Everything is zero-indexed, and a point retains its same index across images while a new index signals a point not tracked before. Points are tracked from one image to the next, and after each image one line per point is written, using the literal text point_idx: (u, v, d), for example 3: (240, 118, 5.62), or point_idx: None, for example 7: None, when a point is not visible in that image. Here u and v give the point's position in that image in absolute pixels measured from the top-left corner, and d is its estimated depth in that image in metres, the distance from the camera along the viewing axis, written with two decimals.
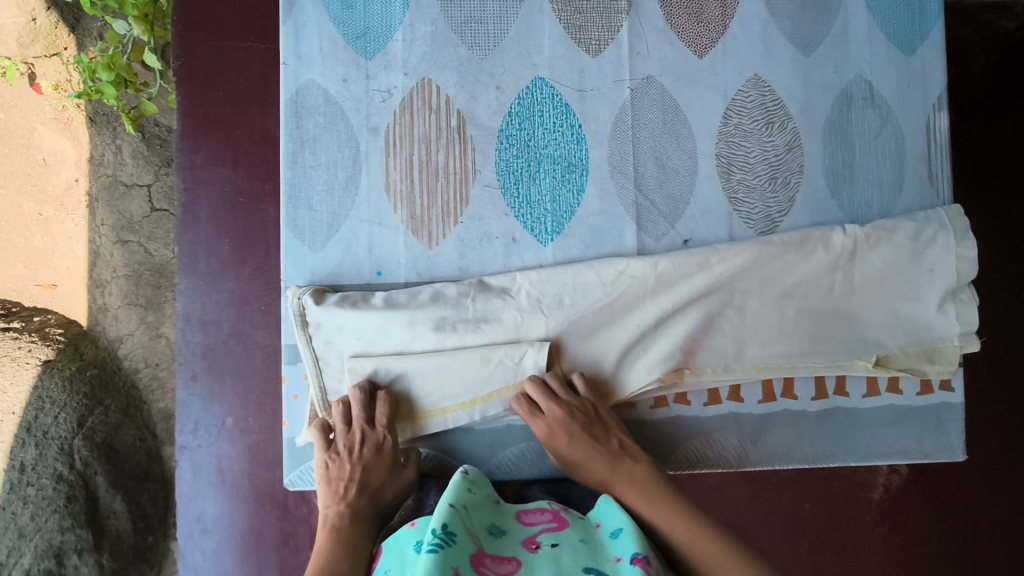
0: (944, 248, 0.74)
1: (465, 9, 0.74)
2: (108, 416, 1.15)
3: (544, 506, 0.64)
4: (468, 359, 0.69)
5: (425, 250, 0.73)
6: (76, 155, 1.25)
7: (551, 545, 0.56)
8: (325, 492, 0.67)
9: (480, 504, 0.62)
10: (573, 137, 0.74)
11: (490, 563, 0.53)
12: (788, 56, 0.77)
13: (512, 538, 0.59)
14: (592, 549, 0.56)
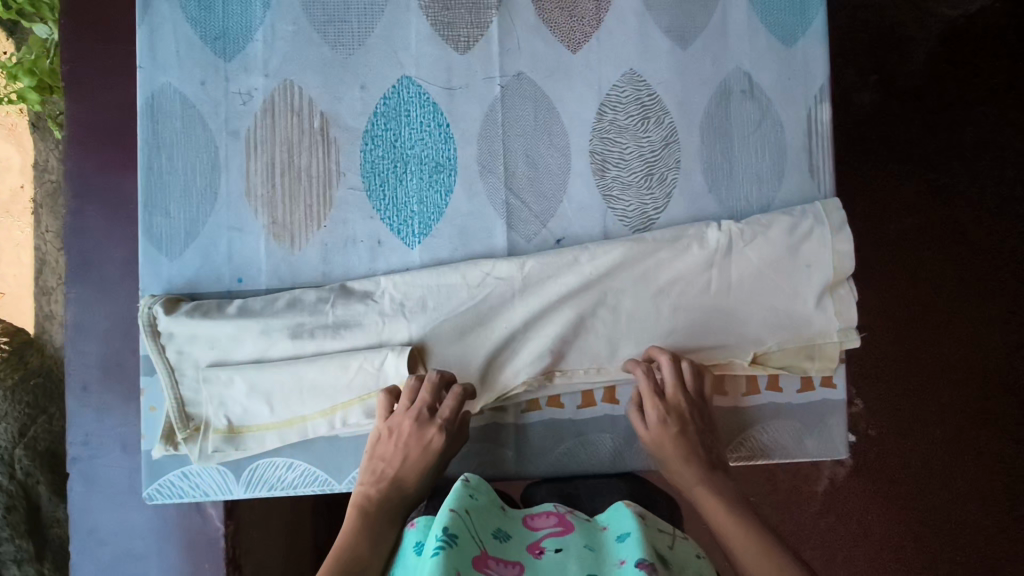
0: (819, 243, 0.73)
1: (329, 7, 0.72)
2: (53, 425, 1.07)
3: (551, 510, 0.63)
4: (327, 366, 0.69)
5: (286, 254, 0.72)
6: (21, 161, 1.15)
7: (555, 550, 0.54)
8: (367, 470, 0.68)
9: (487, 508, 0.61)
10: (441, 137, 0.73)
11: (492, 565, 0.52)
12: (664, 49, 0.75)
13: (517, 543, 0.57)
14: (595, 554, 0.54)
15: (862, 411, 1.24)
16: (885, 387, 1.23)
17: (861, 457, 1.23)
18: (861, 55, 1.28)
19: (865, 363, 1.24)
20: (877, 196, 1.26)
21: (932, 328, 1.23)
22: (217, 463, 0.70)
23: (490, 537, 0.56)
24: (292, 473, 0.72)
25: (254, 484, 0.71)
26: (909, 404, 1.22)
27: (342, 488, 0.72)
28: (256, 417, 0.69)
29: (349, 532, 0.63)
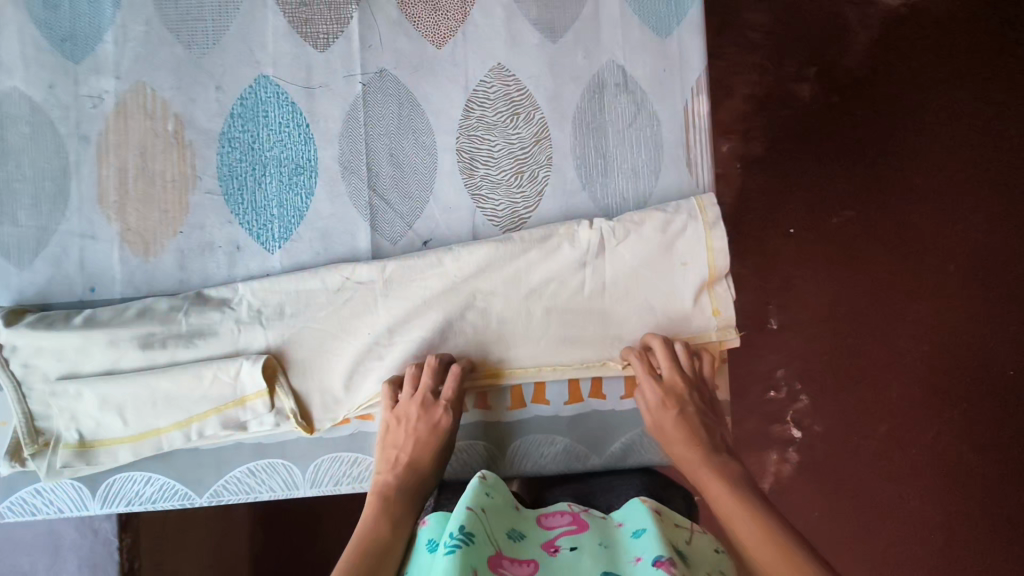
0: (694, 240, 0.71)
1: (182, 5, 0.69)
2: None
3: (564, 509, 0.62)
4: (180, 376, 0.67)
5: (141, 262, 0.69)
6: None
7: (571, 549, 0.53)
8: (382, 459, 0.67)
9: (502, 507, 0.58)
10: (300, 137, 0.71)
11: (506, 565, 0.50)
12: (534, 43, 0.73)
13: (531, 542, 0.56)
14: (612, 552, 0.53)
15: (807, 407, 1.14)
16: (830, 383, 1.13)
17: (807, 453, 1.13)
18: (796, 45, 1.15)
19: (809, 359, 1.13)
20: (811, 189, 1.15)
21: (878, 321, 1.13)
22: (68, 478, 0.69)
23: (502, 537, 0.54)
24: (150, 487, 0.70)
25: (111, 500, 0.70)
26: (857, 401, 1.13)
27: (202, 501, 0.70)
28: (108, 431, 0.67)
29: (373, 511, 0.61)
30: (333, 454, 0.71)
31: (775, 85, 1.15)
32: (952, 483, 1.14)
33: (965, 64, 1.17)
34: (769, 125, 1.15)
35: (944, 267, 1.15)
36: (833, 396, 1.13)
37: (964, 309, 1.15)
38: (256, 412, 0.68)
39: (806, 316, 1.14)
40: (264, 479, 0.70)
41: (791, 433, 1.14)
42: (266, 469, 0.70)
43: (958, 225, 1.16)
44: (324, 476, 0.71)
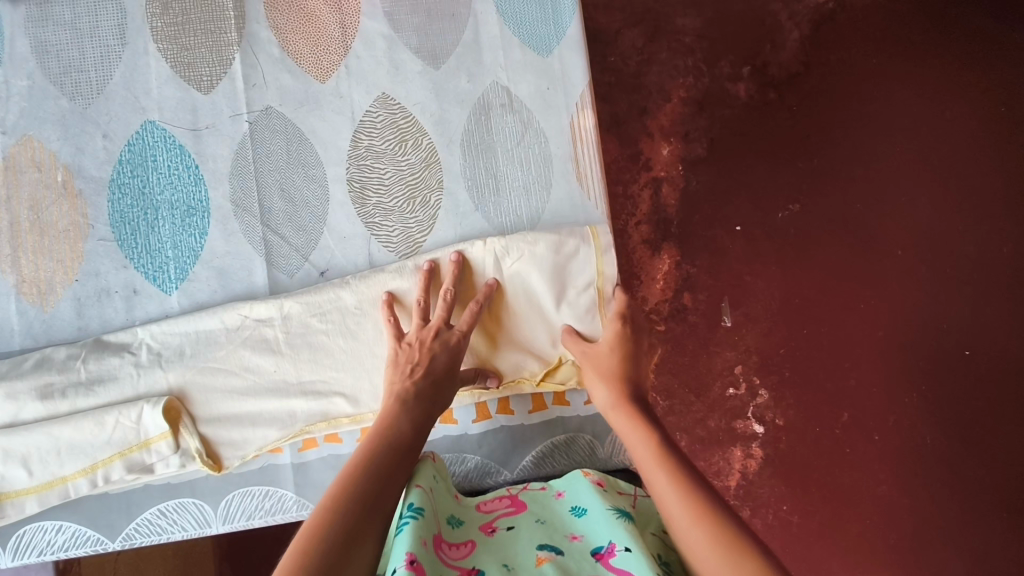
0: (585, 262, 0.71)
1: (63, 58, 0.72)
2: None
3: (504, 493, 0.64)
4: (81, 424, 0.65)
5: (38, 313, 0.70)
6: None
7: (507, 529, 0.56)
8: (394, 372, 0.65)
9: (443, 493, 0.61)
10: (191, 178, 0.72)
11: (445, 550, 0.52)
12: (416, 71, 0.75)
13: (470, 526, 0.58)
14: (548, 527, 0.55)
15: (767, 399, 1.04)
16: (790, 376, 1.04)
17: (771, 448, 1.04)
18: (730, 45, 1.08)
19: (766, 352, 1.04)
20: (754, 186, 1.06)
21: (836, 311, 1.04)
22: None
23: (443, 522, 0.57)
24: (59, 535, 0.69)
25: (22, 551, 0.69)
26: (821, 394, 1.04)
27: (116, 545, 0.69)
28: (13, 483, 0.66)
29: (388, 416, 0.60)
30: (243, 489, 0.70)
31: (710, 85, 1.07)
32: (938, 485, 1.03)
33: (909, 44, 1.09)
34: (710, 126, 1.07)
35: (907, 247, 1.05)
36: (796, 390, 1.04)
37: (930, 298, 1.05)
38: (161, 454, 0.66)
39: (761, 310, 1.04)
40: (175, 520, 0.70)
41: (753, 429, 1.04)
42: (177, 509, 0.70)
43: (920, 210, 1.06)
44: (235, 511, 0.70)
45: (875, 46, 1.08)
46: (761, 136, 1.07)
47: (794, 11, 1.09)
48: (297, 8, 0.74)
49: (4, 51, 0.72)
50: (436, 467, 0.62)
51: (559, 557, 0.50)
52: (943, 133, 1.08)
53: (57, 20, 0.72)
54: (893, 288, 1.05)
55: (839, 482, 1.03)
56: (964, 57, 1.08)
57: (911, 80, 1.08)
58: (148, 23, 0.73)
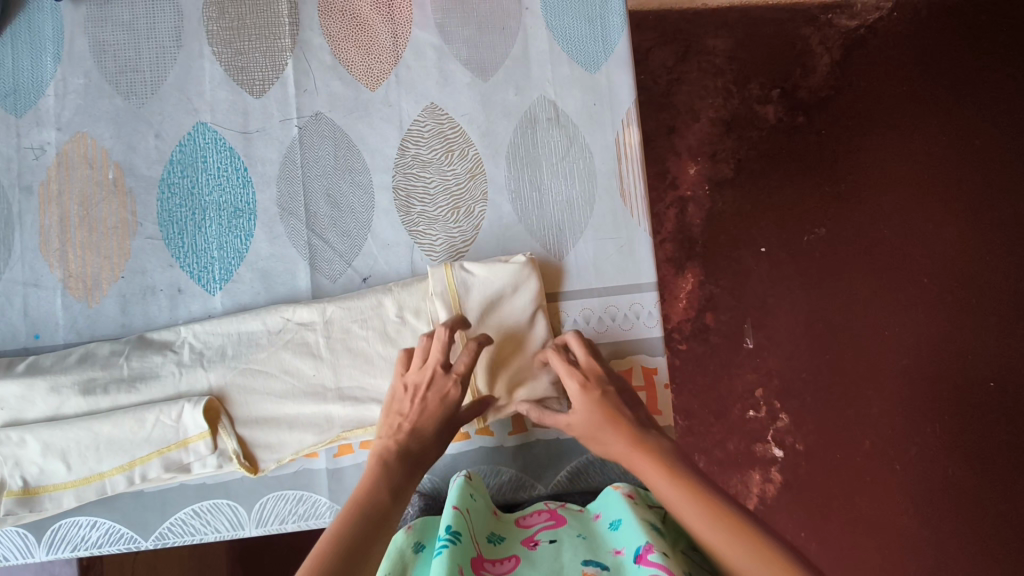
0: (522, 303, 0.69)
1: (120, 57, 0.73)
2: None
3: (542, 507, 0.64)
4: (122, 421, 0.65)
5: (83, 307, 0.71)
6: None
7: (549, 542, 0.56)
8: (384, 425, 0.60)
9: (482, 511, 0.60)
10: (239, 181, 0.73)
11: (489, 567, 0.52)
12: (464, 82, 0.76)
13: (512, 541, 0.58)
14: (591, 542, 0.54)
15: (788, 423, 1.02)
16: (812, 401, 1.02)
17: (791, 473, 1.01)
18: (763, 67, 1.08)
19: (789, 376, 1.02)
20: (781, 207, 1.06)
21: (863, 335, 1.03)
22: (13, 527, 0.68)
23: (485, 540, 0.56)
24: (94, 531, 0.69)
25: (56, 546, 0.69)
26: (846, 421, 1.02)
27: (148, 544, 0.69)
28: (52, 477, 0.66)
29: (370, 478, 0.54)
30: (278, 493, 0.70)
31: (739, 106, 1.07)
32: (956, 517, 1.01)
33: (944, 74, 1.09)
34: (738, 147, 1.07)
35: (933, 275, 1.05)
36: (816, 415, 1.02)
37: (954, 325, 1.04)
38: (198, 454, 0.66)
39: (785, 333, 1.03)
40: (208, 521, 0.69)
41: (773, 453, 1.01)
42: (211, 510, 0.69)
43: (949, 237, 1.06)
44: (269, 513, 0.70)
45: (894, 81, 1.09)
46: (787, 159, 1.07)
47: (827, 35, 1.09)
48: (349, 17, 0.75)
49: (63, 49, 0.73)
50: (473, 485, 0.62)
51: (605, 571, 0.49)
52: (971, 163, 1.08)
53: (116, 20, 0.74)
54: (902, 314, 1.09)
55: (869, 510, 1.01)
56: (989, 88, 1.09)
57: (944, 108, 1.09)
58: (203, 26, 0.74)
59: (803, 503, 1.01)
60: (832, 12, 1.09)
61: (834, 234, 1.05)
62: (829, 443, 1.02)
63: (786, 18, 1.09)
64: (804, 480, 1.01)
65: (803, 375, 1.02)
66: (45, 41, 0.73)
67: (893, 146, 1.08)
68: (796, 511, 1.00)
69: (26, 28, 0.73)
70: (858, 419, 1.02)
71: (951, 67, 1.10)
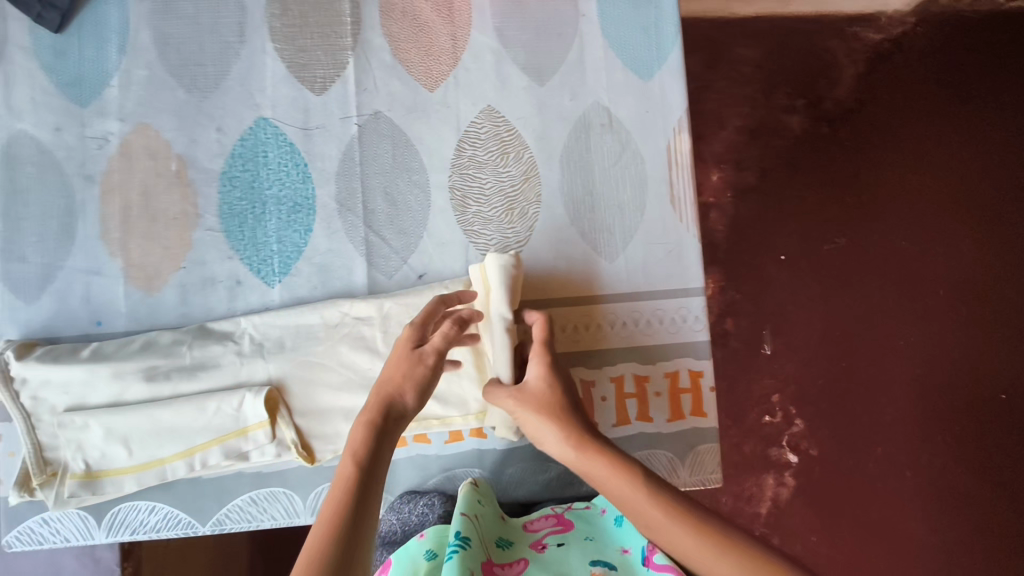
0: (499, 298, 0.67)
1: (184, 51, 0.74)
2: None
3: (548, 513, 0.66)
4: (183, 408, 0.67)
5: (144, 296, 0.72)
6: None
7: (557, 543, 0.58)
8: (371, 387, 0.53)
9: (488, 515, 0.63)
10: (299, 176, 0.74)
11: (499, 569, 0.53)
12: (521, 86, 0.77)
13: (521, 543, 0.60)
14: (599, 542, 0.57)
15: (802, 429, 1.04)
16: (827, 408, 1.04)
17: (804, 478, 1.02)
18: (788, 75, 1.10)
19: (805, 381, 1.04)
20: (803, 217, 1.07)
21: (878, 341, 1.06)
22: (75, 509, 0.69)
23: (494, 543, 0.58)
24: (153, 515, 0.70)
25: (114, 530, 0.70)
26: (857, 429, 1.04)
27: (205, 530, 0.70)
28: (114, 461, 0.68)
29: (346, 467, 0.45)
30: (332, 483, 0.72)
31: (764, 115, 1.09)
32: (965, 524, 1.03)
33: (966, 90, 1.12)
34: (764, 154, 1.08)
35: (949, 288, 1.07)
36: (831, 423, 1.04)
37: (967, 338, 1.06)
38: (257, 442, 0.68)
39: (802, 340, 1.05)
40: (265, 508, 0.71)
41: (788, 459, 1.03)
42: (267, 497, 0.71)
43: (964, 250, 1.09)
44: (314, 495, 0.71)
45: (919, 93, 1.11)
46: (811, 168, 1.08)
47: (852, 48, 1.11)
48: (410, 19, 0.76)
49: (127, 41, 0.74)
50: (478, 493, 0.64)
51: (614, 571, 0.52)
52: (988, 176, 1.11)
53: (180, 14, 0.74)
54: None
55: (875, 518, 1.02)
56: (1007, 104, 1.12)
57: (962, 123, 1.12)
58: (266, 23, 0.75)
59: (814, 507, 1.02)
60: (857, 24, 1.11)
61: (853, 244, 1.07)
62: (850, 450, 1.03)
63: (814, 29, 1.11)
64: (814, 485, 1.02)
65: (820, 379, 1.04)
66: (109, 32, 0.74)
67: (912, 159, 1.10)
68: (805, 514, 1.02)
69: (91, 18, 0.74)
70: (871, 427, 1.04)
71: (973, 84, 1.12)
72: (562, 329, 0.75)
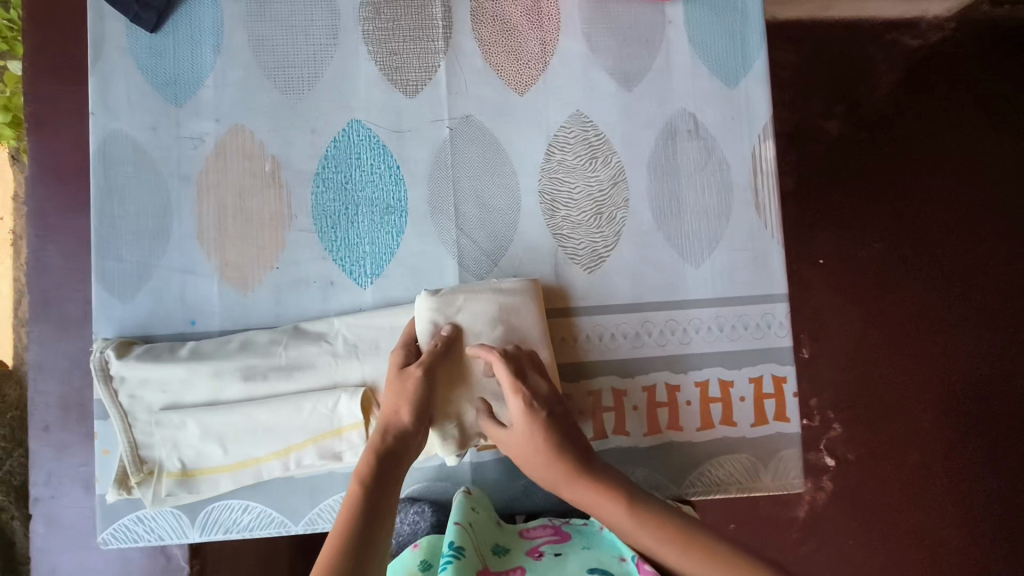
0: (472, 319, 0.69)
1: (278, 54, 0.75)
2: (17, 459, 1.12)
3: (546, 522, 0.68)
4: (280, 408, 0.68)
5: (238, 296, 0.72)
6: None
7: (554, 553, 0.61)
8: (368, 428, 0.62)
9: (487, 521, 0.65)
10: (391, 178, 0.74)
11: None
12: (609, 91, 0.77)
13: (517, 552, 0.63)
14: (594, 553, 0.60)
15: (840, 434, 1.15)
16: (862, 412, 1.16)
17: (841, 483, 1.14)
18: (825, 83, 1.23)
19: (840, 386, 1.16)
20: (837, 231, 1.21)
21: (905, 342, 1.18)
22: (171, 507, 0.70)
23: (491, 552, 0.61)
24: (247, 515, 0.71)
25: (208, 527, 0.71)
26: (890, 435, 1.15)
27: (298, 529, 0.71)
28: (209, 460, 0.68)
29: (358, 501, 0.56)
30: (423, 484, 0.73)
31: (802, 120, 1.23)
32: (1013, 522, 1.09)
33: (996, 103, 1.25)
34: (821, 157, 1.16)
35: (976, 300, 1.20)
36: (868, 427, 1.15)
37: (988, 340, 1.19)
38: (351, 444, 0.68)
39: (838, 346, 1.18)
40: None
41: (825, 462, 1.14)
42: None
43: (987, 260, 1.21)
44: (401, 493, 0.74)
45: (953, 101, 1.24)
46: (846, 172, 1.23)
47: (890, 54, 1.24)
48: (501, 23, 0.77)
49: (222, 43, 0.74)
50: (474, 499, 0.66)
51: None
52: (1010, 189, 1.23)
53: (273, 15, 0.75)
54: (959, 324, 1.19)
55: (908, 517, 1.13)
56: None
57: (992, 133, 1.24)
58: (359, 26, 0.75)
59: (849, 510, 1.13)
60: (894, 32, 1.24)
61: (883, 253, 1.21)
62: (886, 446, 1.15)
63: (857, 36, 1.24)
64: (850, 493, 1.14)
65: (855, 352, 1.17)
66: (204, 33, 0.74)
67: (942, 172, 1.23)
68: (840, 517, 1.13)
69: (185, 18, 0.74)
70: (903, 426, 1.16)
71: (997, 99, 1.25)
72: (650, 333, 0.75)
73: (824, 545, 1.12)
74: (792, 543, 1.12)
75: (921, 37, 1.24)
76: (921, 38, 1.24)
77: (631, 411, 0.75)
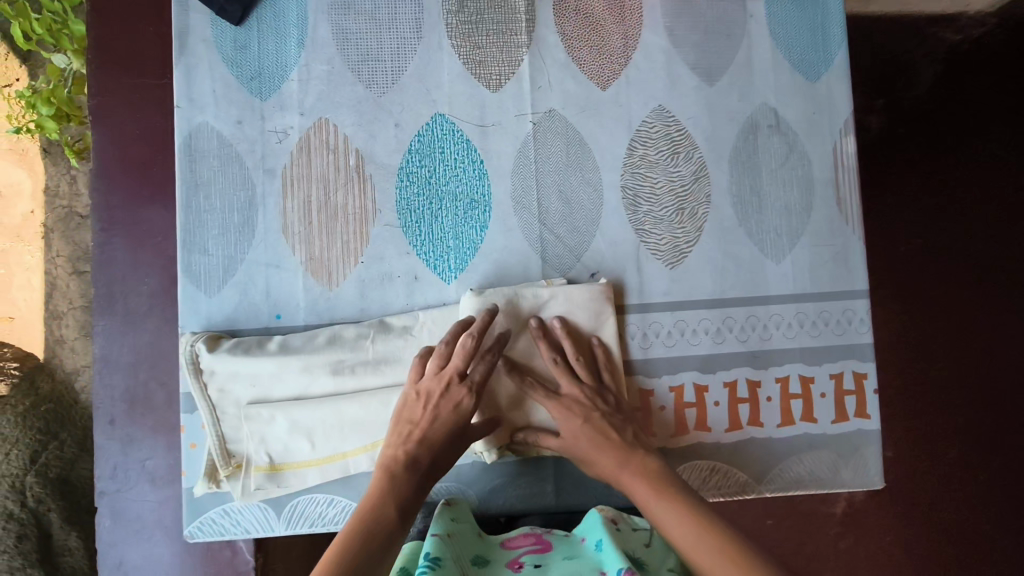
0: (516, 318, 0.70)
1: (363, 48, 0.74)
2: (63, 451, 1.12)
3: (528, 531, 0.70)
4: (369, 402, 0.68)
5: (324, 291, 0.72)
6: (33, 185, 1.21)
7: (534, 565, 0.62)
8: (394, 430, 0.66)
9: (469, 533, 0.67)
10: (475, 173, 0.74)
11: None
12: (691, 86, 0.77)
13: (498, 562, 0.64)
14: (575, 562, 0.61)
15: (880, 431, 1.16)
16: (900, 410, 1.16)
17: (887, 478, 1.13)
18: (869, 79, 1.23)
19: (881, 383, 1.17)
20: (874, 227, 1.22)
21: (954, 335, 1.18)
22: (259, 500, 0.70)
23: (470, 563, 0.62)
24: (334, 508, 0.71)
25: (294, 521, 0.71)
26: (934, 429, 1.16)
27: None
28: (295, 454, 0.68)
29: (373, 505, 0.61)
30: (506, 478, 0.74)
31: None
32: None
33: None
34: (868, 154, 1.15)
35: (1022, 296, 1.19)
36: (908, 421, 1.16)
37: None
38: None
39: (881, 342, 1.19)
40: None
41: None
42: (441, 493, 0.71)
43: None
44: (480, 485, 0.73)
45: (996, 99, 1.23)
46: (891, 171, 1.23)
47: (930, 45, 1.23)
48: (584, 17, 0.76)
49: (306, 36, 0.74)
50: (455, 512, 0.68)
51: None
52: None
53: (358, 9, 0.75)
54: (1008, 320, 1.19)
55: (955, 513, 1.14)
56: None
57: None
58: (443, 19, 0.75)
59: (882, 503, 1.12)
60: (937, 25, 1.23)
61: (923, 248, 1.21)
62: (932, 443, 1.15)
63: (905, 30, 1.23)
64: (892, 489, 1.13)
65: (906, 348, 1.18)
66: (289, 26, 0.74)
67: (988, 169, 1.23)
68: (873, 508, 1.11)
69: (271, 12, 0.74)
70: (948, 422, 1.16)
71: None
72: (733, 330, 0.75)
73: (861, 538, 1.10)
74: (832, 538, 1.08)
75: (963, 33, 1.23)
76: (963, 34, 1.23)
77: (713, 407, 0.74)
